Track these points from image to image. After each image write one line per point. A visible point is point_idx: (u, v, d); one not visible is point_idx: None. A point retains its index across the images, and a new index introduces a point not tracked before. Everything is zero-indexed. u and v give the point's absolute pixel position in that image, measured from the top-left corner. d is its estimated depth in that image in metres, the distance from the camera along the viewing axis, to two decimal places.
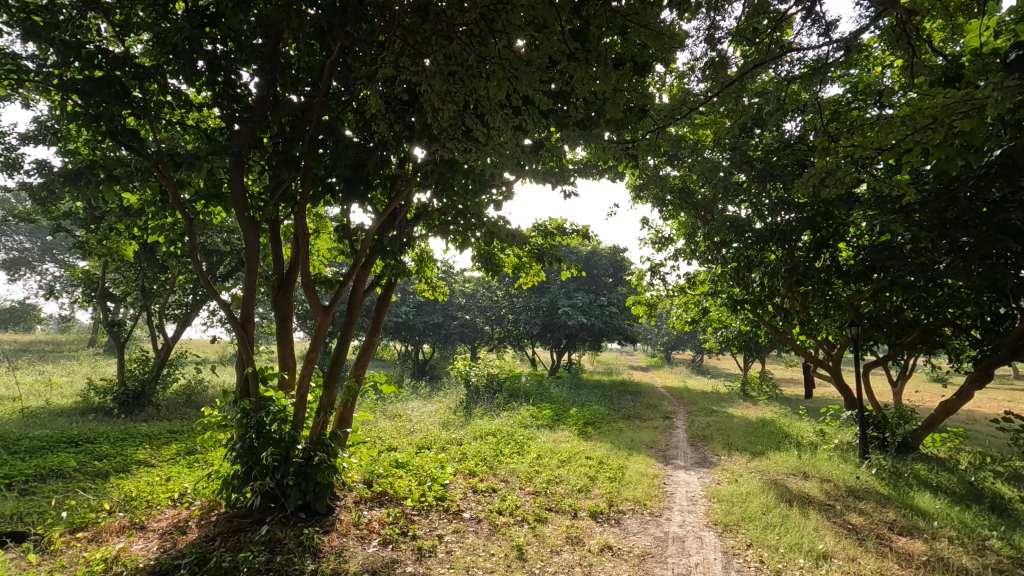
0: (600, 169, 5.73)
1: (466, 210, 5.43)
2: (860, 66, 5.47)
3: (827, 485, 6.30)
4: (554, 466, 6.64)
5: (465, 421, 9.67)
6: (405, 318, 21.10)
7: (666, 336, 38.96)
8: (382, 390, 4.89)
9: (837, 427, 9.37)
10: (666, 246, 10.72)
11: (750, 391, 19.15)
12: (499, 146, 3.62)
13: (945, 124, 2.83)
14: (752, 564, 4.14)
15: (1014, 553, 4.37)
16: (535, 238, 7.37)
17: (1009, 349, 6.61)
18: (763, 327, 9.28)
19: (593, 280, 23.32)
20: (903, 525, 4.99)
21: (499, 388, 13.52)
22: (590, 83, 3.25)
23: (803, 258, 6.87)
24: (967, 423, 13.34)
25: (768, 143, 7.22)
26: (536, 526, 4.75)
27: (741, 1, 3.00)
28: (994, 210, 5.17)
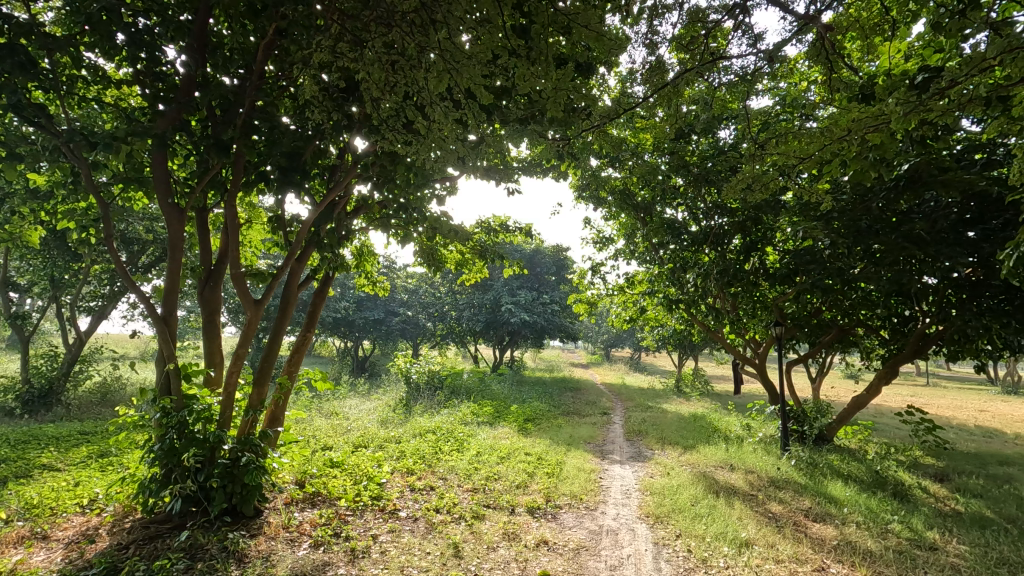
0: (544, 168, 5.82)
1: (408, 203, 5.35)
2: (788, 80, 5.80)
3: (751, 476, 6.66)
4: (493, 463, 6.66)
5: (404, 419, 9.54)
6: (344, 314, 20.54)
7: (607, 334, 40.21)
8: (316, 388, 4.72)
9: (761, 421, 9.95)
10: (607, 246, 10.98)
11: (684, 387, 19.98)
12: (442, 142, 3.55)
13: (859, 137, 3.03)
14: (681, 553, 4.31)
15: (912, 536, 4.78)
16: (479, 235, 7.38)
17: (912, 348, 7.22)
18: (697, 325, 9.70)
19: (535, 278, 23.60)
20: (817, 512, 5.36)
21: (441, 386, 13.42)
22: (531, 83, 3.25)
23: (733, 260, 7.24)
24: (876, 416, 14.49)
25: (703, 149, 7.54)
26: (473, 523, 4.74)
27: (678, 9, 3.12)
28: (902, 221, 5.81)
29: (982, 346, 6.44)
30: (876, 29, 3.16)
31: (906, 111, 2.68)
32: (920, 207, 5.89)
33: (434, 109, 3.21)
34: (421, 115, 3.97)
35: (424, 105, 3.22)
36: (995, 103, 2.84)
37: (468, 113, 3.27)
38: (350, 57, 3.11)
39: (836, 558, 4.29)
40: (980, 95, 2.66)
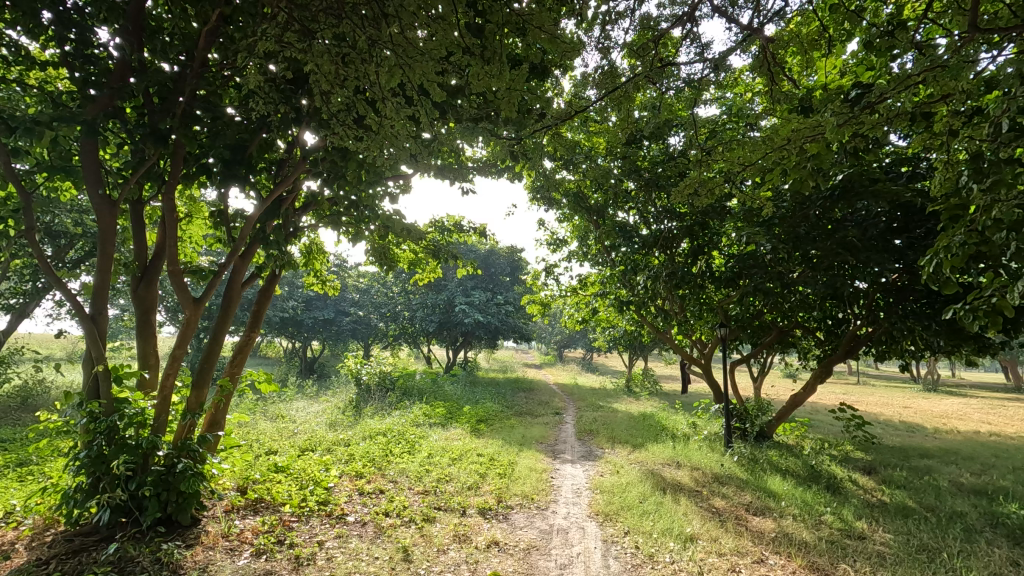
0: (499, 169, 5.84)
1: (359, 201, 5.23)
2: (734, 90, 6.03)
3: (696, 473, 6.88)
4: (444, 464, 6.60)
5: (354, 421, 9.34)
6: (292, 313, 19.94)
7: (559, 334, 40.70)
8: (261, 390, 4.55)
9: (706, 419, 10.31)
10: (561, 247, 11.10)
11: (634, 386, 20.43)
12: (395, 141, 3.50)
13: (797, 147, 3.19)
14: (629, 550, 4.40)
15: (843, 526, 5.06)
16: (433, 234, 7.32)
17: (844, 349, 7.65)
18: (646, 326, 9.95)
19: (489, 278, 23.64)
20: (757, 506, 5.59)
21: (392, 387, 13.21)
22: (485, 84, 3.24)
23: (681, 263, 7.45)
24: (812, 413, 15.28)
25: (654, 154, 7.74)
26: (423, 526, 4.69)
27: (630, 17, 3.19)
28: (837, 228, 6.14)
29: (906, 346, 6.89)
30: (816, 45, 3.32)
31: (840, 124, 2.84)
32: (853, 216, 6.24)
33: (385, 104, 3.15)
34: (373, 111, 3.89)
35: (375, 100, 3.15)
36: (918, 120, 3.05)
37: (421, 110, 3.22)
38: (298, 48, 3.00)
39: (774, 549, 4.48)
40: (905, 111, 2.83)
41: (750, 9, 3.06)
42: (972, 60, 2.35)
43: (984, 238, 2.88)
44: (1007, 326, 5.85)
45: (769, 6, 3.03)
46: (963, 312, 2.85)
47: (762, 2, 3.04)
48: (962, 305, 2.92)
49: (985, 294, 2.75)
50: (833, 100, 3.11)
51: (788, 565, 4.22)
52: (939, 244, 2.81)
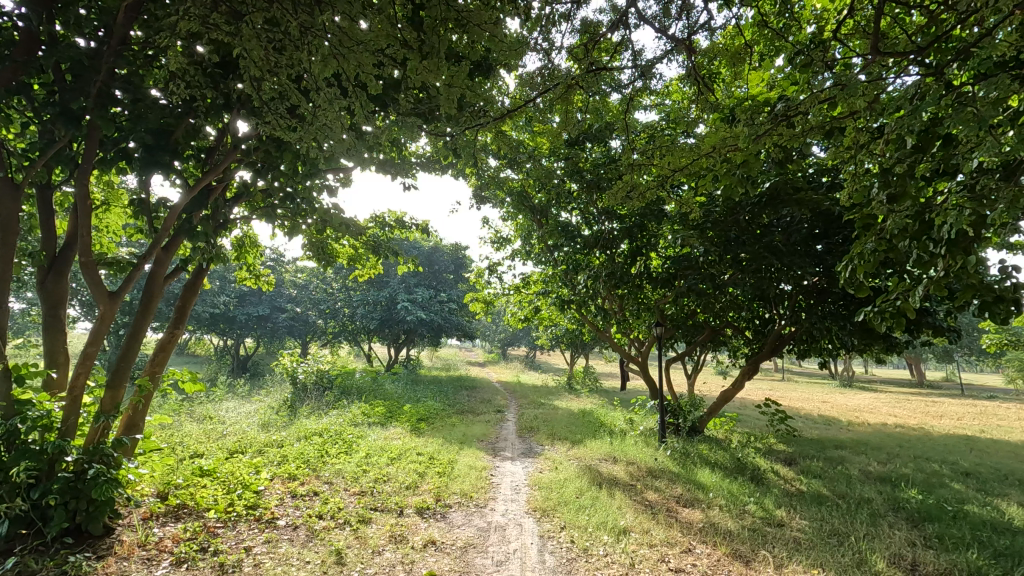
0: (443, 165, 5.80)
1: (294, 192, 5.02)
2: (672, 96, 6.23)
3: (631, 467, 7.11)
4: (382, 464, 6.48)
5: (289, 422, 8.98)
6: (223, 309, 18.98)
7: (504, 332, 41.13)
8: (184, 390, 4.28)
9: (643, 414, 10.66)
10: (505, 246, 11.12)
11: (575, 384, 20.84)
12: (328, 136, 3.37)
13: (722, 154, 3.38)
14: (564, 544, 4.49)
15: (764, 515, 5.37)
16: (373, 229, 7.17)
17: (769, 347, 8.11)
18: (587, 325, 10.15)
19: (432, 276, 23.42)
20: (687, 498, 5.85)
21: (330, 386, 12.82)
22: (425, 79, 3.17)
23: (621, 264, 7.67)
24: (740, 408, 16.15)
25: (596, 156, 7.88)
26: (358, 528, 4.58)
27: (571, 22, 3.24)
28: (765, 232, 6.49)
29: (824, 345, 7.38)
30: (746, 59, 3.49)
31: (751, 134, 3.06)
32: (779, 221, 6.62)
33: (319, 94, 3.04)
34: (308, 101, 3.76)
35: (309, 88, 3.03)
36: (834, 134, 3.28)
37: (357, 102, 3.11)
38: (225, 30, 2.82)
39: (701, 539, 4.69)
40: (820, 125, 3.05)
41: (681, 20, 3.15)
42: (876, 82, 2.56)
43: (892, 245, 3.13)
44: (910, 327, 6.39)
45: (698, 19, 3.15)
46: (872, 314, 3.09)
47: (692, 15, 3.15)
48: (872, 308, 3.16)
49: (892, 297, 2.98)
50: (759, 112, 3.29)
51: (713, 553, 4.43)
52: (853, 251, 3.03)
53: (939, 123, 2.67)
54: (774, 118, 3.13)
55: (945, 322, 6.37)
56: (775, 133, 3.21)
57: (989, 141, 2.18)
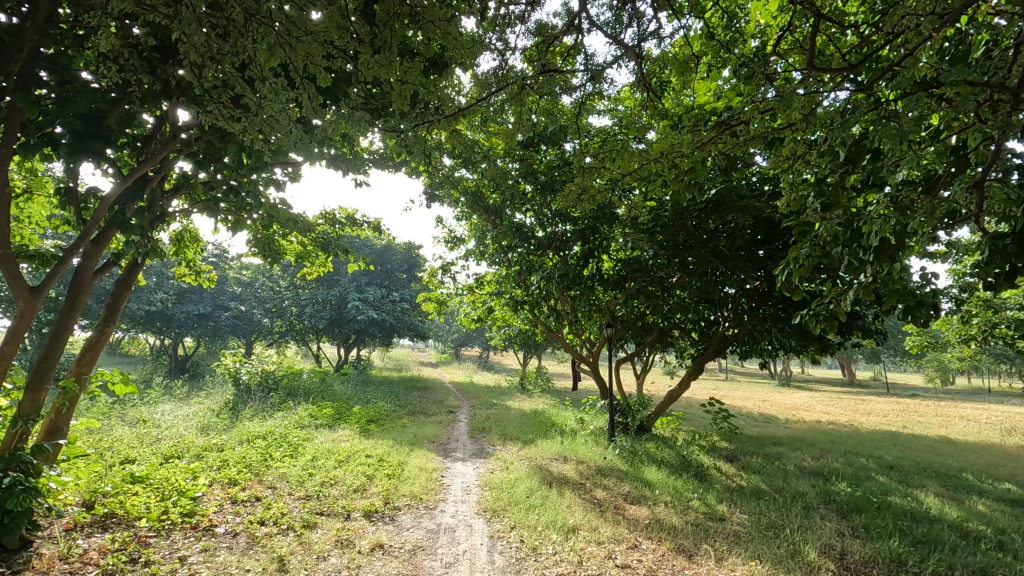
0: (397, 162, 5.72)
1: (239, 186, 4.82)
2: (625, 102, 6.36)
3: (581, 466, 7.20)
4: (329, 467, 6.32)
5: (230, 425, 8.62)
6: (159, 307, 18.02)
7: (457, 333, 41.03)
8: (115, 392, 4.03)
9: (593, 414, 10.83)
10: (459, 246, 11.06)
11: (527, 384, 20.97)
12: (275, 129, 3.25)
13: (668, 160, 3.49)
14: (514, 544, 4.50)
15: (706, 510, 5.57)
16: (323, 226, 6.99)
17: (714, 348, 8.41)
18: (540, 326, 10.23)
19: (384, 275, 23.05)
20: (634, 495, 5.99)
21: (275, 387, 12.40)
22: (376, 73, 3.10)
23: (573, 265, 7.76)
24: (686, 408, 16.70)
25: (551, 159, 7.95)
26: (302, 533, 4.44)
27: (527, 24, 3.25)
28: (711, 238, 6.71)
29: (764, 346, 7.71)
30: (694, 69, 3.61)
31: (692, 141, 3.20)
32: (724, 227, 6.87)
33: (264, 84, 2.93)
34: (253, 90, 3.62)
35: (254, 77, 2.91)
36: (774, 144, 3.43)
37: (305, 95, 3.01)
38: (163, 12, 2.67)
39: (647, 535, 4.81)
40: (760, 135, 3.19)
41: (632, 27, 3.21)
42: (812, 96, 2.69)
43: (826, 252, 3.31)
44: (842, 329, 6.76)
45: (648, 27, 3.22)
46: (808, 316, 3.26)
47: (642, 23, 3.22)
48: (808, 310, 3.33)
49: (825, 301, 3.15)
50: (705, 120, 3.42)
51: (658, 548, 4.55)
52: (791, 256, 3.18)
53: (866, 138, 2.85)
54: (719, 126, 3.26)
55: (873, 325, 6.79)
56: (717, 141, 3.34)
57: (911, 155, 2.33)
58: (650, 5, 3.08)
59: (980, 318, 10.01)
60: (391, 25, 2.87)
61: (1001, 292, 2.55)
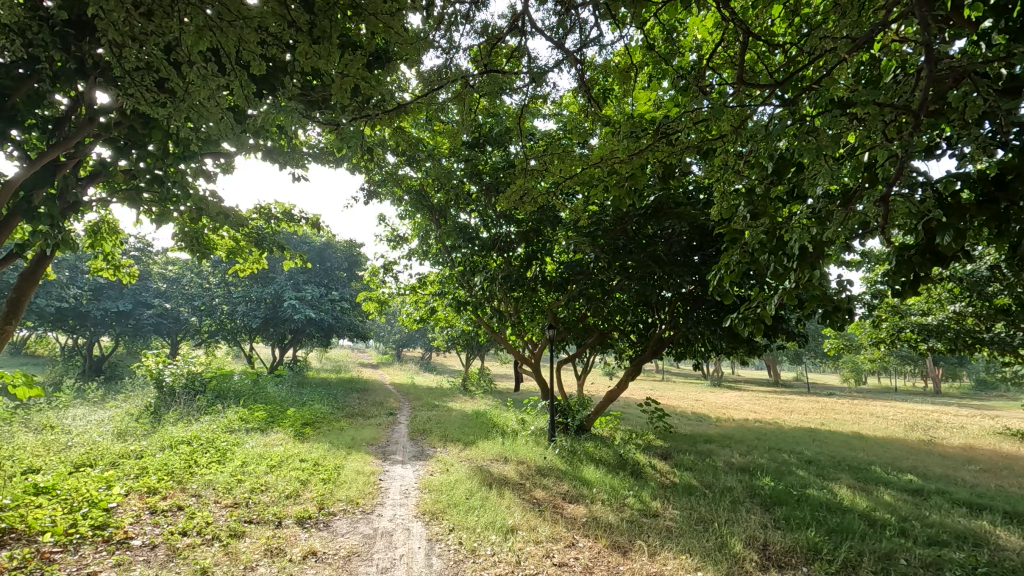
0: (339, 158, 5.56)
1: (163, 175, 4.53)
2: (569, 107, 6.46)
3: (521, 466, 7.25)
4: (260, 473, 6.05)
5: (151, 430, 8.09)
6: (72, 303, 16.69)
7: (399, 334, 40.44)
8: (15, 395, 3.67)
9: (534, 415, 10.92)
10: (401, 245, 10.87)
11: (470, 385, 20.92)
12: (203, 117, 3.07)
13: (608, 164, 3.57)
14: (452, 546, 4.47)
15: (641, 507, 5.73)
16: (257, 220, 6.69)
17: (651, 349, 8.67)
18: (482, 327, 10.23)
19: (323, 273, 22.39)
20: (572, 494, 6.09)
21: (203, 390, 11.75)
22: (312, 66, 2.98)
23: (517, 267, 7.80)
24: (625, 408, 17.17)
25: (497, 160, 7.96)
26: (228, 543, 4.23)
27: (472, 26, 3.25)
28: (649, 242, 6.92)
29: (698, 348, 8.03)
30: (635, 77, 3.71)
31: (628, 148, 3.30)
32: (662, 233, 7.10)
33: (191, 69, 2.75)
34: (180, 75, 3.42)
35: (180, 62, 2.74)
36: (708, 154, 3.58)
37: (237, 83, 2.86)
38: None
39: (584, 533, 4.90)
40: (693, 145, 3.33)
41: (574, 34, 3.27)
42: (740, 110, 2.84)
43: (754, 259, 3.49)
44: (769, 332, 7.15)
45: (590, 35, 3.29)
46: (738, 319, 3.42)
47: (584, 30, 3.29)
48: (737, 314, 3.51)
49: (753, 305, 3.33)
50: (642, 127, 3.53)
51: (595, 545, 4.64)
52: (724, 262, 3.32)
53: (789, 153, 3.02)
54: (657, 135, 3.38)
55: (796, 328, 7.22)
56: (654, 148, 3.45)
57: (831, 170, 2.50)
58: (591, 13, 3.16)
59: (889, 322, 10.86)
60: (330, 15, 2.77)
61: (906, 299, 2.78)
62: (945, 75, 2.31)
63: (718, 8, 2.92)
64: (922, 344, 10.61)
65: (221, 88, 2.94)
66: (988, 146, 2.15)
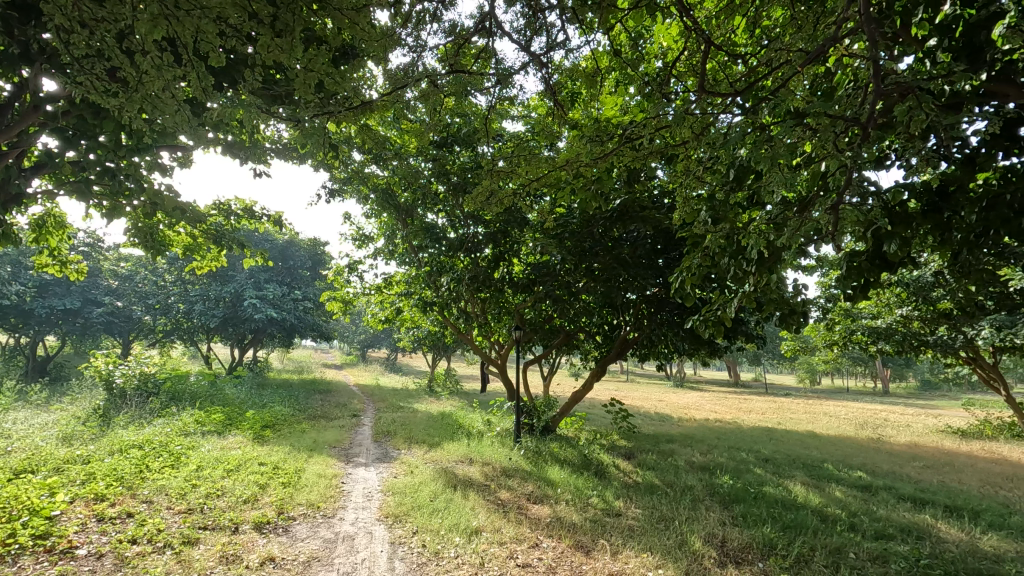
0: (304, 154, 5.44)
1: (116, 168, 4.34)
2: (538, 109, 6.49)
3: (486, 467, 7.24)
4: (216, 478, 5.85)
5: (100, 433, 7.73)
6: (14, 301, 15.81)
7: (364, 334, 39.88)
8: None
9: (500, 416, 10.92)
10: (367, 244, 10.70)
11: (435, 386, 20.77)
12: (158, 109, 2.96)
13: (574, 167, 3.61)
14: (415, 549, 4.43)
15: (605, 506, 5.80)
16: (216, 217, 6.48)
17: (616, 351, 8.78)
18: (449, 328, 10.17)
19: (285, 272, 21.90)
20: (537, 495, 6.12)
21: (156, 392, 11.30)
22: (275, 59, 2.91)
23: (484, 268, 7.79)
24: (590, 408, 17.36)
25: (465, 160, 7.93)
26: (181, 550, 4.08)
27: (441, 26, 3.24)
28: (615, 245, 7.01)
29: (661, 349, 8.18)
30: (602, 82, 3.75)
31: (593, 151, 3.34)
32: (628, 236, 7.20)
33: (145, 58, 2.64)
34: (133, 63, 3.28)
35: (135, 50, 2.63)
36: (672, 159, 3.65)
37: (194, 73, 2.76)
38: None
39: (548, 533, 4.93)
40: (657, 151, 3.39)
41: (541, 38, 3.29)
42: (702, 118, 2.90)
43: (715, 263, 3.57)
44: (729, 334, 7.34)
45: (557, 39, 3.32)
46: (699, 322, 3.50)
47: (551, 34, 3.32)
48: (698, 316, 3.58)
49: (713, 307, 3.41)
50: (607, 131, 3.57)
51: (558, 545, 4.67)
52: (686, 265, 3.39)
53: (749, 161, 3.11)
54: (622, 140, 3.43)
55: (755, 330, 7.44)
56: (619, 152, 3.49)
57: (787, 178, 2.58)
58: (558, 17, 3.19)
59: (842, 325, 11.31)
60: (294, 8, 2.71)
61: (857, 303, 2.90)
62: (892, 90, 2.42)
63: (682, 17, 2.99)
64: (872, 346, 11.09)
65: (177, 79, 2.83)
66: (932, 159, 2.26)
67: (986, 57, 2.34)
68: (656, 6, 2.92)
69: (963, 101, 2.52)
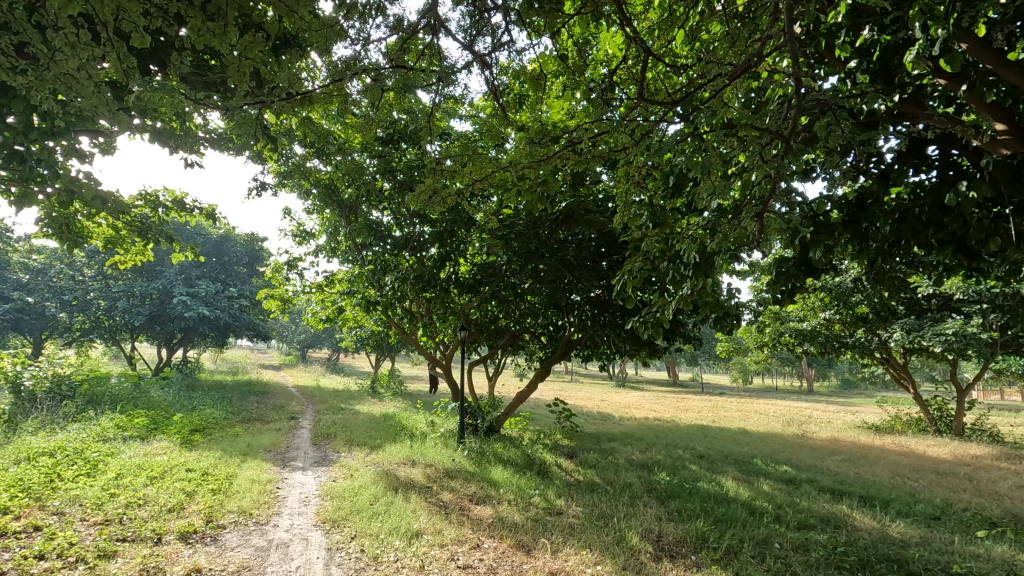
0: (240, 145, 5.20)
1: (26, 152, 3.99)
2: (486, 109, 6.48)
3: (429, 469, 7.16)
4: (138, 486, 5.49)
5: (4, 440, 7.09)
6: None
7: (304, 334, 38.65)
8: None
9: (444, 416, 10.82)
10: (308, 240, 10.35)
11: (378, 388, 20.37)
12: (76, 89, 2.74)
13: (520, 167, 3.62)
14: (353, 555, 4.31)
15: (546, 505, 5.86)
16: (142, 207, 6.09)
17: (560, 351, 8.89)
18: (393, 328, 9.99)
19: (218, 267, 20.90)
20: (479, 495, 6.11)
21: (72, 395, 10.49)
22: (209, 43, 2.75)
23: (430, 267, 7.70)
24: (535, 408, 17.54)
25: (411, 158, 7.81)
26: (96, 565, 3.79)
27: (386, 20, 3.18)
28: (561, 246, 7.11)
29: (603, 350, 8.34)
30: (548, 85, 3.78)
31: (538, 152, 3.36)
32: (573, 238, 7.31)
33: (60, 34, 2.44)
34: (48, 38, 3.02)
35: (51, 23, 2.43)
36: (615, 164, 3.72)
37: (117, 53, 2.58)
38: None
39: (490, 534, 4.93)
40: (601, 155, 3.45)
41: (487, 39, 3.29)
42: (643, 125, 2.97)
43: (655, 266, 3.68)
44: (668, 334, 7.59)
45: (503, 40, 3.33)
46: (639, 323, 3.60)
47: (498, 36, 3.32)
48: (638, 318, 3.68)
49: (653, 309, 3.51)
50: (552, 133, 3.60)
51: (500, 546, 4.69)
52: (627, 267, 3.47)
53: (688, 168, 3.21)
54: (566, 144, 3.49)
55: (692, 331, 7.73)
56: (563, 154, 3.53)
57: (721, 186, 2.70)
58: (505, 19, 3.20)
59: (771, 327, 11.95)
60: None
61: (785, 306, 3.08)
62: (818, 105, 2.57)
63: (625, 26, 3.05)
64: (798, 347, 11.76)
65: (98, 57, 2.63)
66: (851, 172, 2.43)
67: (897, 80, 2.55)
68: (601, 13, 2.97)
69: (878, 120, 2.73)
